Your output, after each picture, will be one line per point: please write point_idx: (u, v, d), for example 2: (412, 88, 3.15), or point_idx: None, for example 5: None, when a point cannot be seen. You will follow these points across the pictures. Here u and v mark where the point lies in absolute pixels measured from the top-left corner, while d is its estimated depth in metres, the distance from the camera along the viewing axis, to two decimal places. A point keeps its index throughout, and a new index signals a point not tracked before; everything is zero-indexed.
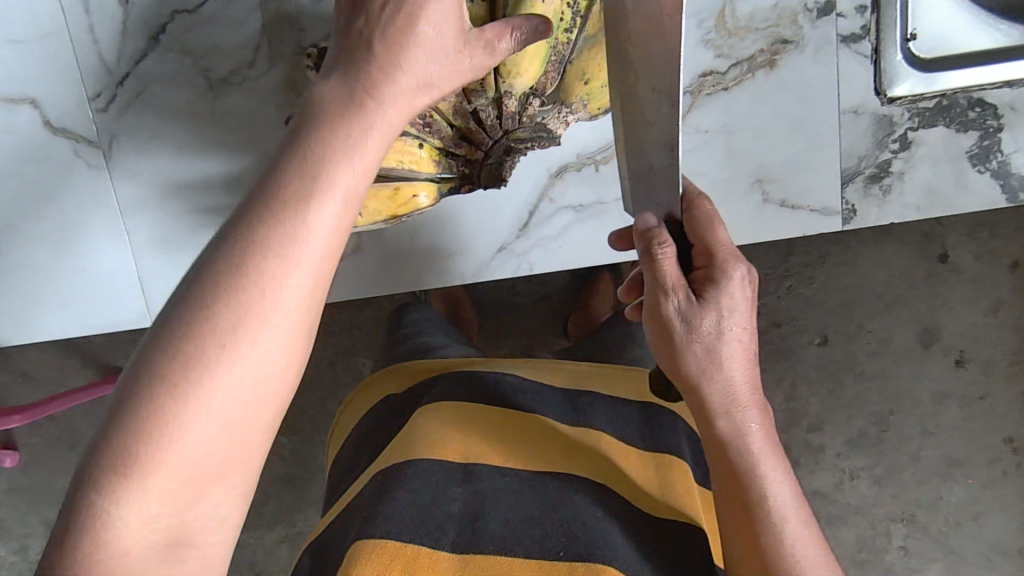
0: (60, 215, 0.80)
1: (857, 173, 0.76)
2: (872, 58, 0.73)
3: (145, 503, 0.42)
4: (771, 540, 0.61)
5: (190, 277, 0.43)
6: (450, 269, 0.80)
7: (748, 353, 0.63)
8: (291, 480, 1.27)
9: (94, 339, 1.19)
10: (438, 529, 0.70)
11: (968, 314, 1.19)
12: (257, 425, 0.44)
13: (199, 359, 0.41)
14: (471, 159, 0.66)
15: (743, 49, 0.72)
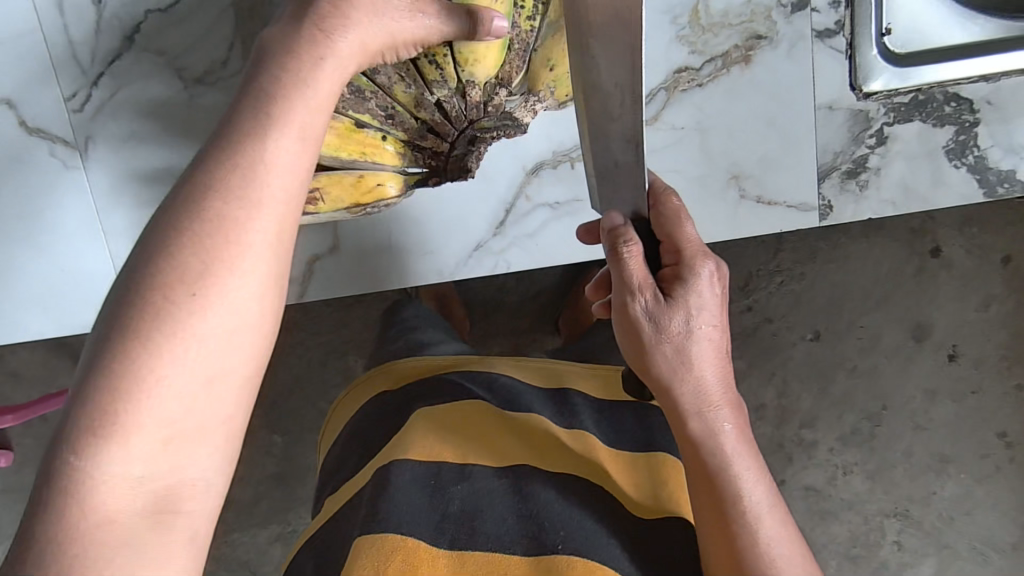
0: (40, 216, 0.80)
1: (833, 169, 0.75)
2: (847, 54, 0.72)
3: (128, 464, 0.40)
4: (747, 541, 0.61)
5: (155, 231, 0.42)
6: (427, 268, 0.80)
7: (718, 352, 0.64)
8: (284, 479, 1.27)
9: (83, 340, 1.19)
10: (435, 528, 0.72)
11: (959, 310, 1.18)
12: (238, 378, 0.43)
13: (174, 307, 0.40)
14: (437, 151, 0.66)
15: (717, 45, 0.72)
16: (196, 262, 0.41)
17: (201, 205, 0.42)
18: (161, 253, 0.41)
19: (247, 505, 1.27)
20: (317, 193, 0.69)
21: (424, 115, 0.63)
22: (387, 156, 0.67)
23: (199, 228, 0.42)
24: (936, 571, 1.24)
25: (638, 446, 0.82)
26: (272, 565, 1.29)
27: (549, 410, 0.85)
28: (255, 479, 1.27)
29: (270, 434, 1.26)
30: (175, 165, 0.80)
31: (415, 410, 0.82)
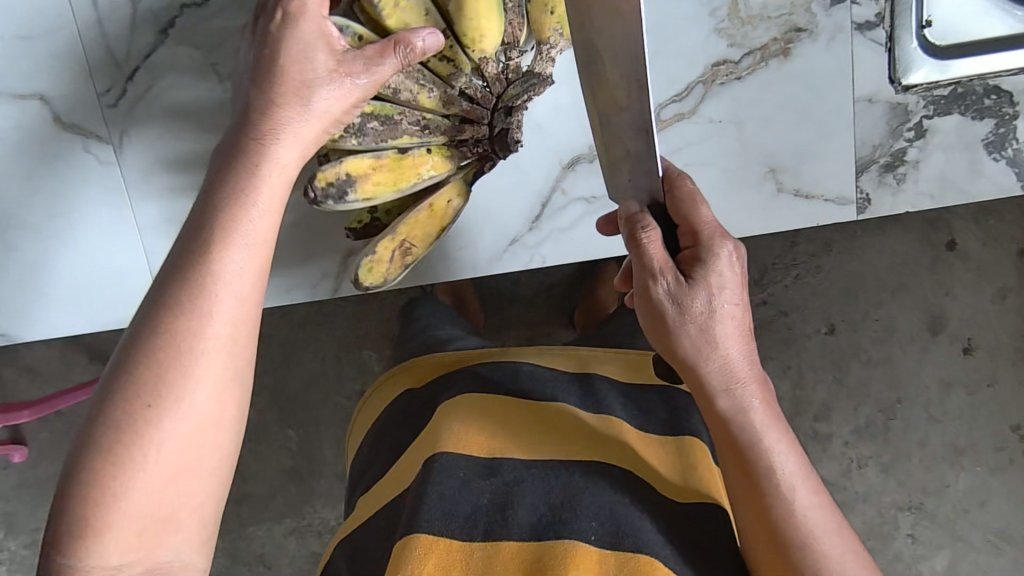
0: (71, 211, 0.80)
1: (870, 162, 0.75)
2: (887, 46, 0.72)
3: (110, 553, 0.48)
4: (782, 512, 0.61)
5: (120, 361, 0.51)
6: (462, 262, 0.79)
7: (743, 329, 0.63)
8: (298, 472, 1.27)
9: (100, 335, 1.19)
10: (470, 520, 0.70)
11: (975, 301, 1.18)
12: (201, 466, 0.51)
13: (136, 420, 0.49)
14: (478, 138, 0.67)
15: (755, 38, 0.72)
16: (154, 378, 0.50)
17: (157, 328, 0.51)
18: (124, 376, 0.50)
19: (261, 498, 1.27)
20: (406, 243, 0.71)
21: (455, 110, 0.65)
22: (437, 162, 0.67)
23: (155, 350, 0.50)
24: (949, 562, 1.23)
25: (666, 430, 0.79)
26: (287, 559, 1.29)
27: (572, 395, 0.81)
28: (270, 472, 1.27)
29: (285, 428, 1.26)
30: (202, 160, 0.79)
31: (440, 405, 0.79)
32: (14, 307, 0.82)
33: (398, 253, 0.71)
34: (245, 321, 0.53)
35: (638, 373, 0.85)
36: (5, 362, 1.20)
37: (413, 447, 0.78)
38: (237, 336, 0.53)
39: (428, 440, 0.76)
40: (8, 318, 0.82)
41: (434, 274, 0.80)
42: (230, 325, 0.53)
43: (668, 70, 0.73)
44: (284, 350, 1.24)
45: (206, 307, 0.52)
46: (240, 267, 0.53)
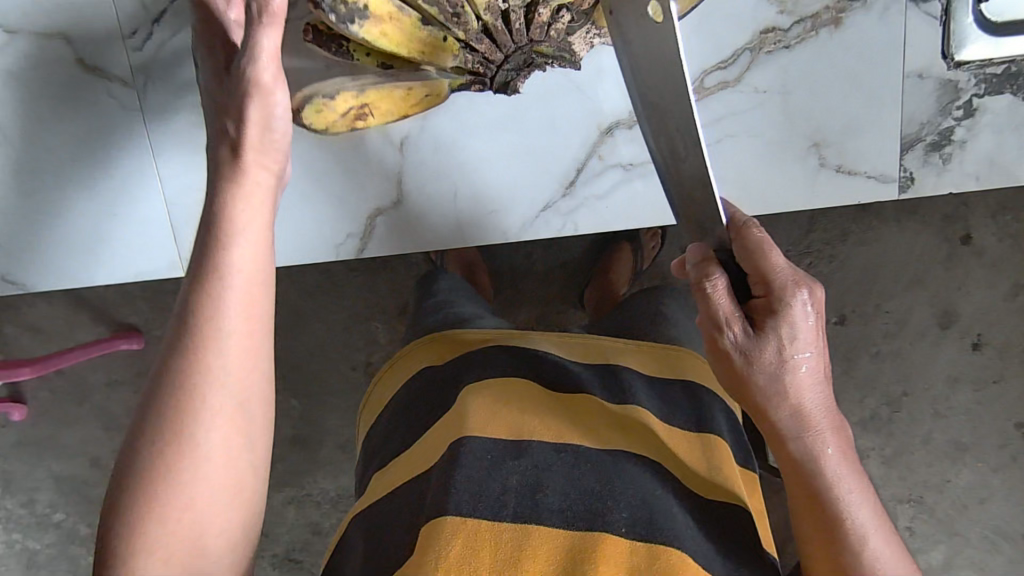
0: (95, 159, 0.78)
1: (916, 141, 0.73)
2: (941, 19, 0.70)
3: None
4: (853, 560, 0.59)
5: (143, 405, 0.58)
6: (495, 226, 0.78)
7: (819, 376, 0.62)
8: (297, 443, 1.25)
9: (106, 294, 1.18)
10: (497, 500, 0.66)
11: (987, 297, 1.16)
12: (222, 472, 0.58)
13: (161, 461, 0.56)
14: (489, 58, 0.63)
15: (807, 6, 0.70)
16: (176, 412, 0.57)
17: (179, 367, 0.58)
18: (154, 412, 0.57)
19: None
20: (364, 110, 0.70)
21: (486, 21, 0.61)
22: (444, 56, 0.64)
23: (177, 384, 0.58)
24: (946, 558, 1.21)
25: (691, 425, 0.75)
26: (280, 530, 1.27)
27: (596, 386, 0.78)
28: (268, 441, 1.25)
29: (288, 398, 1.24)
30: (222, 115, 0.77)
31: (463, 386, 0.76)
32: (36, 257, 0.81)
33: (353, 113, 0.70)
34: (239, 346, 0.60)
35: (663, 366, 0.81)
36: (7, 319, 1.18)
37: (437, 425, 0.75)
38: (237, 357, 0.60)
39: (452, 421, 0.72)
40: (31, 268, 0.81)
41: (466, 236, 0.79)
42: (230, 351, 0.59)
43: (716, 35, 0.71)
44: (290, 319, 1.22)
45: (213, 350, 0.59)
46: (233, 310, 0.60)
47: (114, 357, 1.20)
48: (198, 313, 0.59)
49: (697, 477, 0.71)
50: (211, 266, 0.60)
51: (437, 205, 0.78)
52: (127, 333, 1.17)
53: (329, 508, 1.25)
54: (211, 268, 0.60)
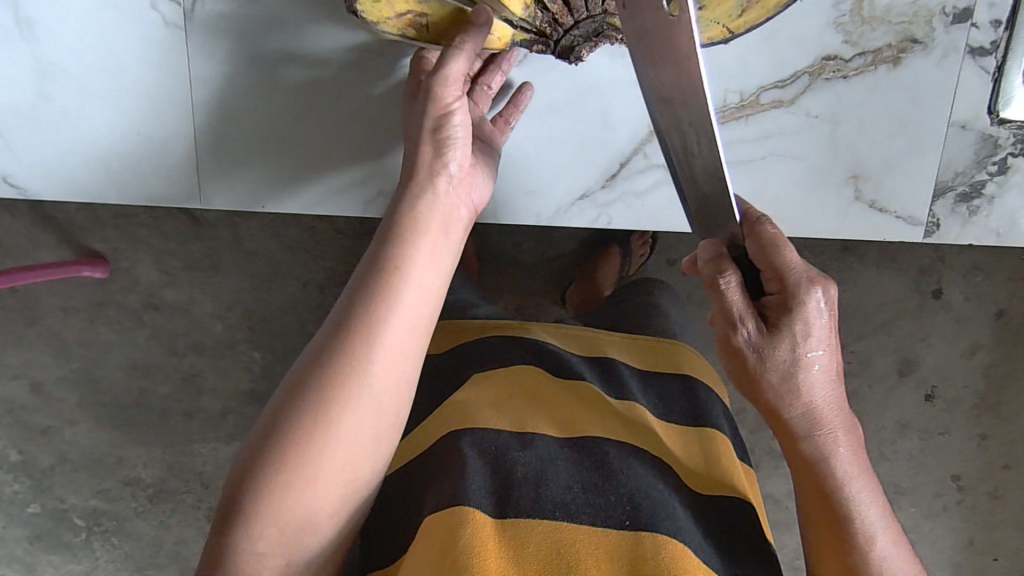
0: (128, 75, 0.77)
1: (948, 189, 0.76)
2: (994, 76, 0.72)
3: (261, 543, 0.53)
4: (860, 560, 0.60)
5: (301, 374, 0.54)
6: (528, 208, 0.78)
7: (831, 375, 0.63)
8: (257, 397, 1.25)
9: (75, 217, 1.17)
10: (502, 494, 0.63)
11: (946, 354, 1.16)
12: (348, 488, 0.55)
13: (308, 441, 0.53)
14: (558, 21, 0.62)
15: (871, 40, 0.71)
16: (315, 420, 0.53)
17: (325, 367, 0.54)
18: (295, 406, 0.53)
19: (214, 416, 1.25)
20: (421, 19, 0.63)
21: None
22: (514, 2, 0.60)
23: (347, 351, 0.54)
24: None
25: (689, 420, 0.76)
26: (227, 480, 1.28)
27: (596, 378, 0.78)
28: (227, 391, 1.25)
29: (252, 348, 1.23)
30: (255, 50, 0.76)
31: (473, 375, 0.76)
32: (56, 166, 0.81)
33: (408, 18, 0.62)
34: (399, 367, 0.56)
35: (656, 361, 0.83)
36: None
37: (437, 412, 0.73)
38: (394, 377, 0.55)
39: (455, 412, 0.71)
40: (50, 177, 0.82)
41: (498, 213, 0.79)
42: (388, 370, 0.55)
43: (778, 54, 0.72)
44: (267, 272, 1.20)
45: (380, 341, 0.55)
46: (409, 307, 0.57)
47: (77, 280, 1.20)
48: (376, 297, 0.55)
49: (699, 476, 0.71)
50: (385, 280, 0.56)
51: None
52: (90, 259, 1.17)
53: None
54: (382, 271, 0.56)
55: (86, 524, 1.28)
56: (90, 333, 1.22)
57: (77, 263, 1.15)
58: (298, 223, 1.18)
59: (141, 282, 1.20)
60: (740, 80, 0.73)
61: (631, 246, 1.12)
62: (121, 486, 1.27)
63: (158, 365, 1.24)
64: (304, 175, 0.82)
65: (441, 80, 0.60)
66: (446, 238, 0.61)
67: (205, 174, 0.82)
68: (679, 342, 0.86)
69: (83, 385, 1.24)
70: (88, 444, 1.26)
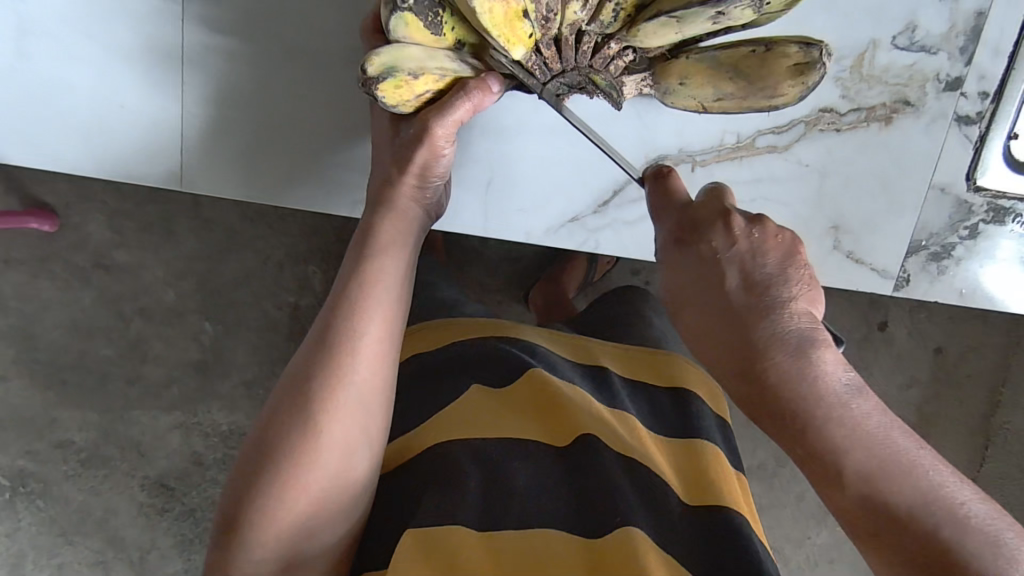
0: (114, 41, 0.74)
1: (920, 248, 0.78)
2: (976, 144, 0.75)
3: (258, 549, 0.55)
4: (848, 482, 0.49)
5: (286, 395, 0.57)
6: (517, 223, 0.78)
7: (754, 295, 0.54)
8: (202, 368, 1.22)
9: (27, 168, 1.12)
10: (499, 512, 0.61)
11: (885, 386, 1.20)
12: (341, 490, 0.57)
13: (296, 452, 0.55)
14: (550, 66, 0.59)
15: (868, 97, 0.73)
16: (307, 428, 0.55)
17: (312, 378, 0.56)
18: (285, 422, 0.56)
19: (156, 385, 1.21)
20: (436, 94, 0.61)
21: (562, 31, 0.57)
22: (518, 50, 0.57)
23: (323, 361, 0.57)
24: None
25: (677, 433, 0.75)
26: (165, 453, 1.24)
27: (590, 386, 0.78)
28: (172, 360, 1.21)
29: (203, 319, 1.20)
30: (251, 33, 0.74)
31: (474, 384, 0.73)
32: (27, 129, 0.77)
33: (427, 96, 0.60)
34: (377, 371, 0.58)
35: (648, 373, 0.83)
36: None
37: (424, 421, 0.71)
38: (377, 380, 0.58)
39: (443, 424, 0.69)
40: (20, 140, 0.77)
41: (488, 224, 0.78)
42: (371, 372, 0.58)
43: None
44: (225, 243, 1.17)
45: (355, 350, 0.57)
46: (379, 321, 0.59)
47: (23, 231, 1.15)
48: (347, 307, 0.58)
49: (691, 485, 0.67)
50: (354, 292, 0.59)
51: (472, 184, 0.77)
52: (37, 212, 1.12)
53: (216, 442, 1.24)
54: (354, 284, 0.59)
55: (11, 484, 1.23)
56: (32, 287, 1.17)
57: (24, 215, 1.11)
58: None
59: (90, 241, 1.16)
60: (739, 123, 0.74)
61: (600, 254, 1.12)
62: (51, 449, 1.22)
63: (101, 328, 1.20)
64: (286, 163, 0.79)
65: (436, 123, 0.59)
66: (411, 244, 0.63)
67: (189, 157, 0.79)
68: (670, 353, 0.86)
69: (20, 341, 1.19)
70: (20, 403, 1.21)
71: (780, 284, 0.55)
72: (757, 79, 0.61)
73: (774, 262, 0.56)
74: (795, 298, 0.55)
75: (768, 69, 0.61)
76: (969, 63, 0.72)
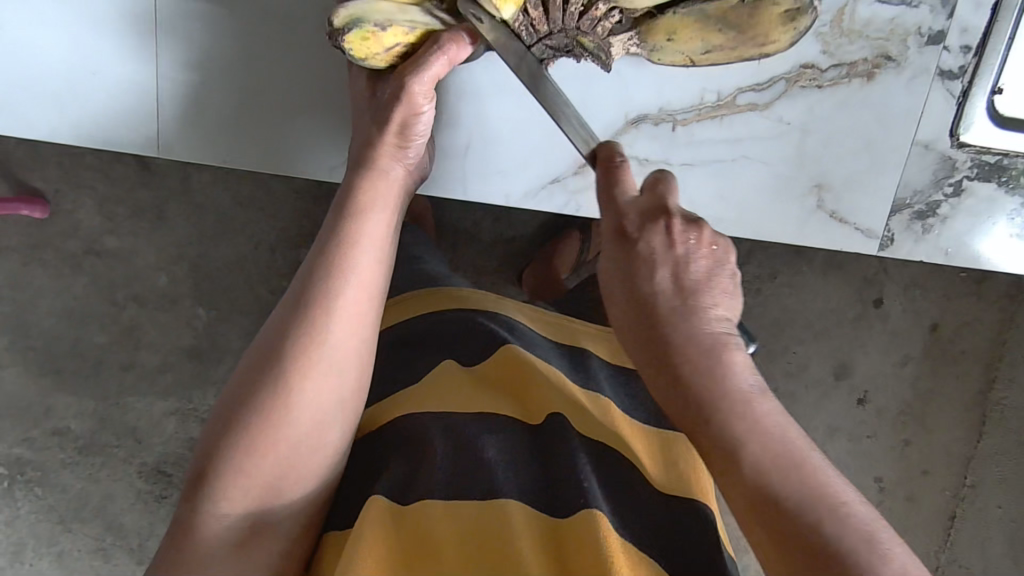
0: (86, 9, 0.74)
1: (904, 206, 0.78)
2: (958, 100, 0.74)
3: (223, 509, 0.55)
4: (750, 475, 0.49)
5: (265, 355, 0.56)
6: (495, 186, 0.77)
7: (681, 292, 0.54)
8: (196, 354, 1.21)
9: (18, 153, 1.12)
10: (465, 480, 0.60)
11: (880, 363, 1.20)
12: (315, 448, 0.57)
13: (268, 412, 0.55)
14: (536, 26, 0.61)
15: (849, 53, 0.73)
16: (278, 386, 0.55)
17: (287, 336, 0.56)
18: (259, 381, 0.56)
19: (150, 372, 1.21)
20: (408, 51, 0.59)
21: None
22: (507, 8, 0.58)
23: (299, 324, 0.56)
24: None
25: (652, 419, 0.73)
26: (161, 439, 1.23)
27: (570, 362, 0.76)
28: (166, 346, 1.21)
29: (196, 305, 1.19)
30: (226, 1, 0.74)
31: (448, 358, 0.72)
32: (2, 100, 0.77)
33: (396, 52, 0.59)
34: (354, 334, 0.58)
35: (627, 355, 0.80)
36: None
37: (397, 391, 0.69)
38: (353, 342, 0.58)
39: (415, 394, 0.67)
40: None
41: (467, 188, 0.77)
42: (347, 334, 0.57)
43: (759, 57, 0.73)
44: (216, 227, 1.16)
45: (331, 313, 0.57)
46: (357, 289, 0.58)
47: (13, 217, 1.15)
48: (325, 271, 0.57)
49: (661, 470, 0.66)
50: (333, 258, 0.57)
51: (452, 148, 0.76)
52: (26, 197, 1.12)
53: None
54: (336, 248, 0.57)
55: (8, 473, 1.23)
56: (24, 274, 1.17)
57: (15, 201, 1.11)
58: (252, 178, 1.14)
59: (83, 226, 1.16)
60: (719, 81, 0.74)
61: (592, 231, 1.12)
62: (47, 437, 1.22)
63: (94, 314, 1.19)
64: (261, 127, 0.78)
65: (411, 80, 0.56)
66: (396, 208, 0.61)
67: (165, 125, 0.78)
68: None
69: (13, 327, 1.19)
70: (15, 391, 1.21)
71: (705, 287, 0.55)
72: (746, 29, 0.62)
73: (701, 259, 0.55)
74: (717, 299, 0.55)
75: (758, 18, 0.61)
76: (951, 17, 0.72)
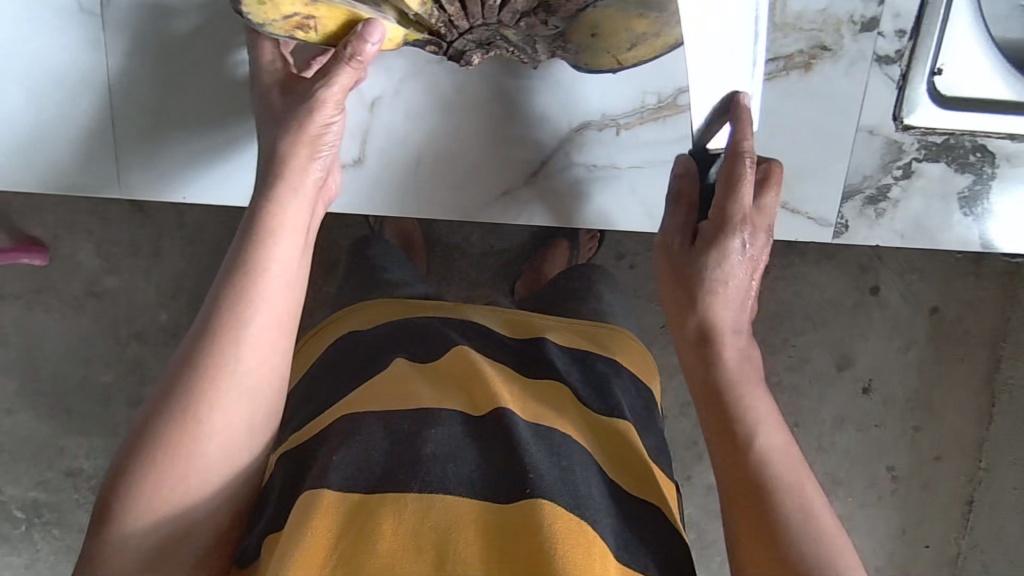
0: (58, 60, 0.79)
1: (856, 192, 0.78)
2: (899, 83, 0.75)
3: (132, 534, 0.56)
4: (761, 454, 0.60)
5: (174, 379, 0.57)
6: (451, 202, 0.79)
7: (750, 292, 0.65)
8: None
9: (15, 203, 1.15)
10: (407, 474, 0.60)
11: (881, 350, 1.19)
12: (225, 469, 0.58)
13: (176, 437, 0.56)
14: (455, 20, 0.61)
15: (784, 46, 0.73)
16: (187, 410, 0.56)
17: (195, 360, 0.57)
18: (167, 406, 0.56)
19: None
20: (310, 21, 0.59)
21: None
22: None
23: (211, 346, 0.57)
24: None
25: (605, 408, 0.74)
26: None
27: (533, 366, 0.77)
28: None
29: None
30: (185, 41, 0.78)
31: (399, 356, 0.73)
32: None
33: (295, 20, 0.59)
34: (265, 356, 0.59)
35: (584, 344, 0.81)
36: None
37: (352, 391, 0.70)
38: (265, 364, 0.59)
39: (367, 395, 0.68)
40: None
41: (426, 207, 0.79)
42: (259, 353, 0.59)
43: None
44: (212, 261, 1.19)
45: (241, 336, 0.58)
46: (269, 308, 0.59)
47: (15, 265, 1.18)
48: (235, 293, 0.58)
49: (616, 464, 0.69)
50: (242, 279, 0.59)
51: (407, 168, 0.78)
52: (26, 244, 1.15)
53: None
54: (246, 270, 0.59)
55: (26, 516, 1.26)
56: (30, 319, 1.20)
57: (15, 249, 1.13)
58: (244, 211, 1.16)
59: (82, 269, 1.19)
60: (657, 83, 0.75)
61: (581, 238, 1.13)
62: (62, 478, 1.25)
63: (100, 354, 1.22)
64: (221, 155, 0.82)
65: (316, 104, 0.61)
66: (306, 228, 0.63)
67: (125, 164, 0.82)
68: (602, 324, 0.85)
69: (23, 372, 1.22)
70: (29, 435, 1.24)
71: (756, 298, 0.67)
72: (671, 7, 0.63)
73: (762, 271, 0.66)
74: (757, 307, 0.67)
75: None
76: (883, 3, 0.73)
